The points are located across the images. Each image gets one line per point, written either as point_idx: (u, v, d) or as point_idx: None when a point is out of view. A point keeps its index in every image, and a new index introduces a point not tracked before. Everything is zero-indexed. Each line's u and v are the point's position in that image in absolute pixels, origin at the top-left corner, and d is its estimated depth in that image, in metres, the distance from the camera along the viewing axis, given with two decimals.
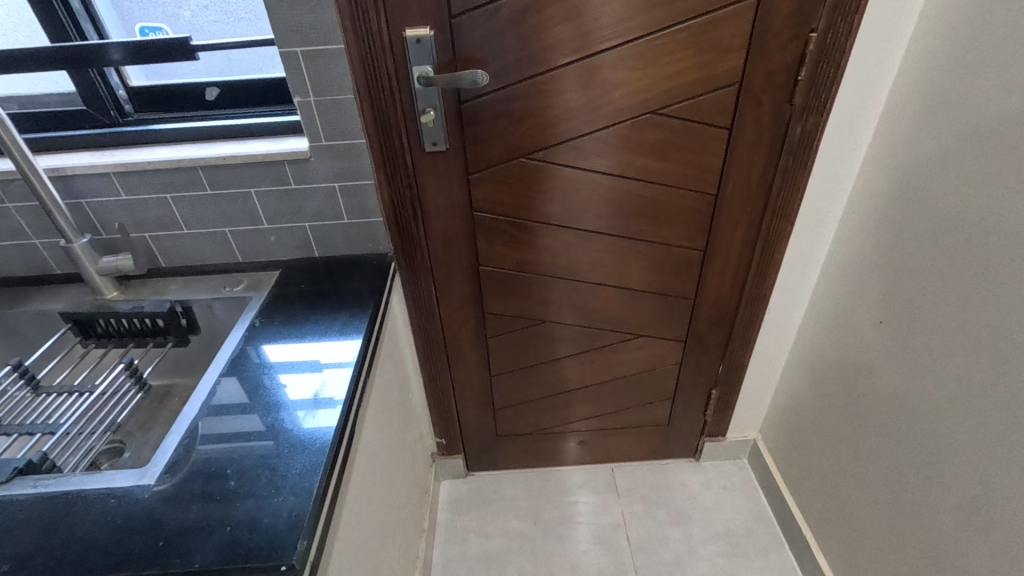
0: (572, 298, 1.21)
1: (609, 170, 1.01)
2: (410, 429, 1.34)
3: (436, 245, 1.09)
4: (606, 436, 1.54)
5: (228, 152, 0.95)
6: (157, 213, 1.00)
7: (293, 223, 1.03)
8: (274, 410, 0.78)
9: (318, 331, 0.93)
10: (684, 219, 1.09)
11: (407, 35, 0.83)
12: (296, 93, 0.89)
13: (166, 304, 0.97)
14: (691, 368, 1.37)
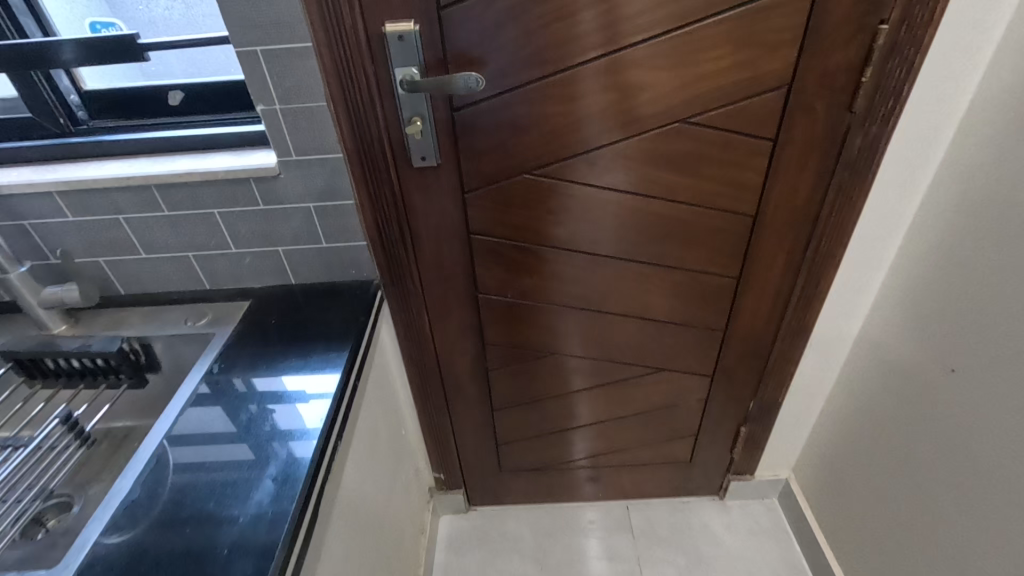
0: (583, 329, 1.06)
1: (628, 187, 0.87)
2: (403, 466, 1.21)
3: (428, 270, 0.95)
4: (621, 472, 1.39)
5: (186, 168, 0.82)
6: (110, 237, 0.88)
7: (265, 247, 0.90)
8: (225, 476, 0.67)
9: (291, 366, 0.83)
10: (717, 244, 0.94)
11: (386, 30, 0.69)
12: (261, 101, 0.76)
13: (117, 342, 0.85)
14: (717, 403, 1.22)
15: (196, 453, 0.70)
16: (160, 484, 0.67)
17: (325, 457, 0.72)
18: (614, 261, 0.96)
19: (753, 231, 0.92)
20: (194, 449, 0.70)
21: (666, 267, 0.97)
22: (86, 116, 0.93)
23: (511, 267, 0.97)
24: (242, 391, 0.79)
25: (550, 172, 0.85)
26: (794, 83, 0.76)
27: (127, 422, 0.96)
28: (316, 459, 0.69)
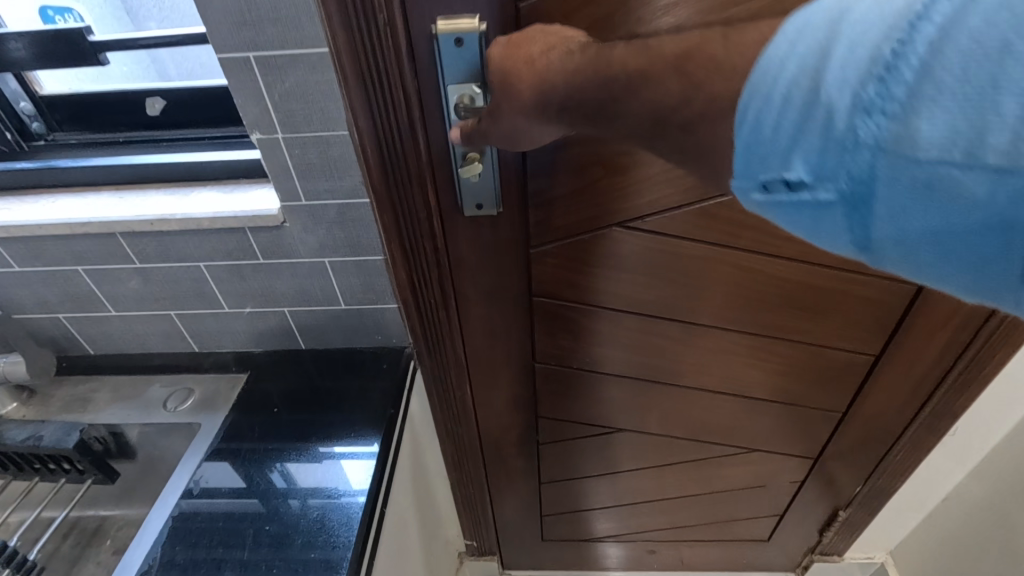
0: (665, 404, 0.85)
1: (753, 246, 0.64)
2: (436, 543, 1.02)
3: (475, 337, 0.74)
4: (683, 546, 1.19)
5: (162, 210, 0.62)
6: (70, 291, 0.68)
7: (267, 307, 0.70)
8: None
9: (322, 415, 0.70)
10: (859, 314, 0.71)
11: (438, 29, 0.46)
12: (255, 128, 0.54)
13: (77, 434, 0.65)
14: (816, 485, 1.00)
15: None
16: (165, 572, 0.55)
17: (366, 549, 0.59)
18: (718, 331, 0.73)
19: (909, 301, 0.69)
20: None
21: (785, 339, 0.74)
22: (43, 128, 0.72)
23: (581, 336, 0.75)
24: (239, 510, 0.60)
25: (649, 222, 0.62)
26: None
27: (115, 509, 0.77)
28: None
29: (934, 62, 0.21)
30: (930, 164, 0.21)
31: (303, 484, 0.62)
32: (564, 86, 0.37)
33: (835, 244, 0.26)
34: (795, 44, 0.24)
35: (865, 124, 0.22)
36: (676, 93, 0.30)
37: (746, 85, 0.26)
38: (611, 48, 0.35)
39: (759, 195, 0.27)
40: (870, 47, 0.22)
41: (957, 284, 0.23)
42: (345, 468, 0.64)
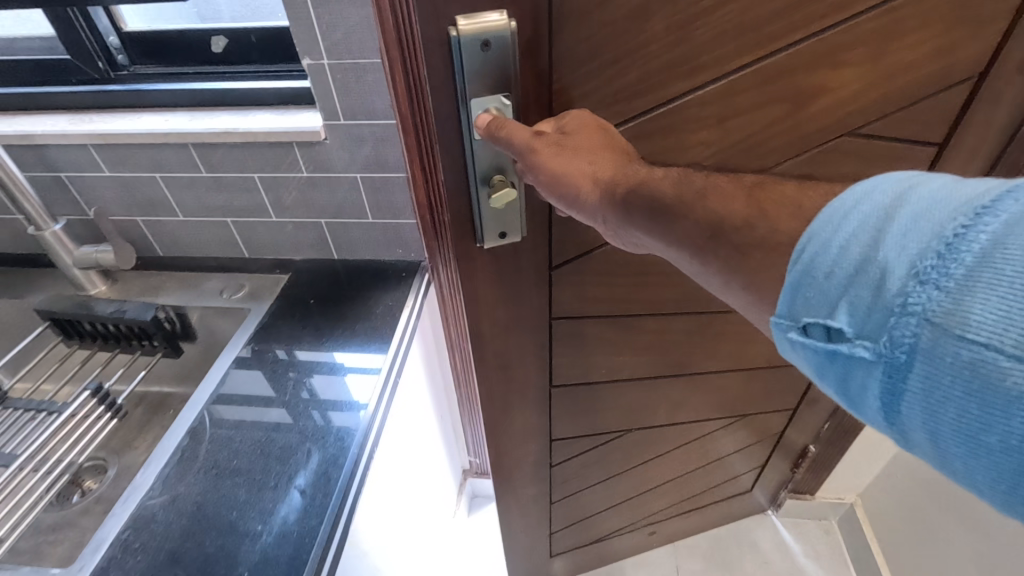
0: (672, 396, 0.91)
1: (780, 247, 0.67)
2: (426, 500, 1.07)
3: (488, 364, 0.72)
4: (680, 519, 1.27)
5: (225, 124, 0.74)
6: (147, 196, 0.82)
7: (307, 217, 0.83)
8: (249, 489, 0.58)
9: (337, 340, 0.76)
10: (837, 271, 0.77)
11: (456, 31, 0.41)
12: (305, 54, 0.66)
13: (152, 310, 0.80)
14: (794, 427, 1.09)
15: (212, 470, 0.60)
16: (197, 463, 0.61)
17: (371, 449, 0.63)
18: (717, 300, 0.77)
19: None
20: (207, 463, 0.60)
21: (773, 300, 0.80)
22: (127, 61, 0.85)
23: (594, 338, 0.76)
24: (267, 421, 0.65)
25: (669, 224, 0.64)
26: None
27: (171, 387, 0.92)
28: (348, 469, 0.59)
29: (992, 253, 0.23)
30: (979, 345, 0.22)
31: (324, 398, 0.68)
32: (646, 194, 0.41)
33: (869, 408, 0.28)
34: (860, 205, 0.27)
35: (917, 290, 0.24)
36: (746, 213, 0.34)
37: (809, 230, 0.29)
38: (695, 174, 0.40)
39: (794, 339, 0.29)
40: (936, 225, 0.25)
41: (985, 486, 0.24)
42: (346, 382, 0.70)
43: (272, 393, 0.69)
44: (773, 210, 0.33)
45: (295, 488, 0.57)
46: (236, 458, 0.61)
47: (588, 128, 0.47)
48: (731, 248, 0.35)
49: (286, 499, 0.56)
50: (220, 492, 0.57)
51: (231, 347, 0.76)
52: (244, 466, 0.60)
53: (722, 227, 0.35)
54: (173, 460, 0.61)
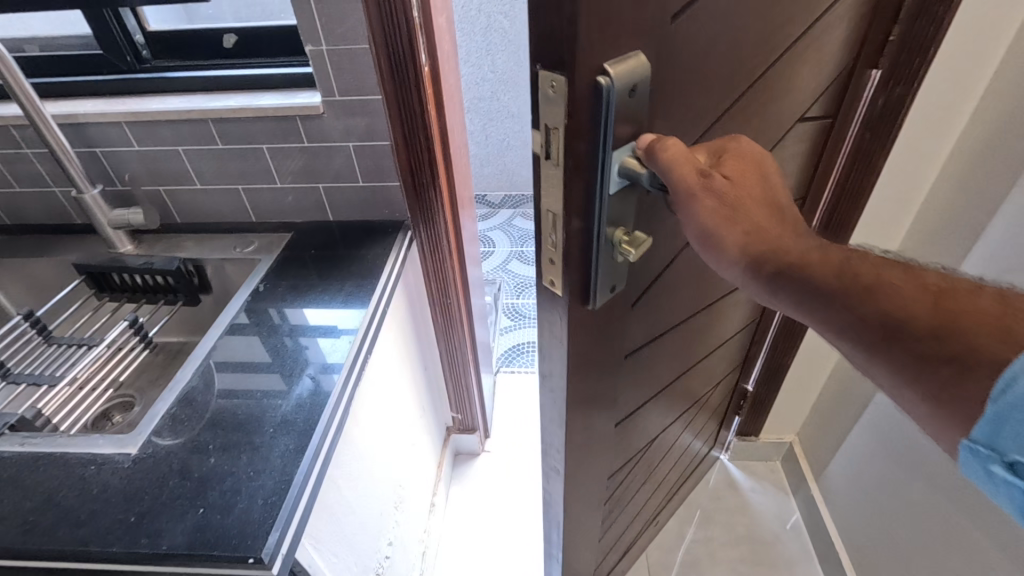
0: (683, 390, 0.95)
1: None
2: (405, 465, 1.15)
3: (575, 424, 0.64)
4: (671, 501, 1.33)
5: (239, 103, 0.90)
6: (170, 167, 0.97)
7: (308, 184, 0.98)
8: (267, 382, 0.73)
9: (323, 301, 0.88)
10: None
11: (609, 77, 0.38)
12: (308, 42, 0.82)
13: (176, 262, 0.94)
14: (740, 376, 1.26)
15: (234, 373, 0.74)
16: (214, 380, 0.74)
17: (347, 391, 0.74)
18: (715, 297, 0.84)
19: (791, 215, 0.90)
20: (230, 366, 0.76)
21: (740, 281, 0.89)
22: (150, 56, 1.00)
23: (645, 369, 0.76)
24: (265, 385, 0.73)
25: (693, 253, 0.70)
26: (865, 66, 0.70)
27: (182, 337, 1.02)
28: (343, 367, 0.76)
29: None
30: None
31: (311, 357, 0.77)
32: (802, 279, 0.45)
33: None
34: None
35: None
36: (933, 326, 0.38)
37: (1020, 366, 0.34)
38: (854, 261, 0.44)
39: (998, 473, 0.35)
40: None
41: None
42: (317, 344, 0.80)
43: (273, 350, 0.79)
44: (970, 326, 0.37)
45: (307, 376, 0.74)
46: (252, 364, 0.76)
47: (744, 168, 0.49)
48: (910, 345, 0.40)
49: (299, 384, 0.73)
50: (246, 383, 0.73)
51: (245, 287, 0.91)
52: (260, 384, 0.73)
53: (900, 328, 0.40)
54: (189, 388, 0.72)
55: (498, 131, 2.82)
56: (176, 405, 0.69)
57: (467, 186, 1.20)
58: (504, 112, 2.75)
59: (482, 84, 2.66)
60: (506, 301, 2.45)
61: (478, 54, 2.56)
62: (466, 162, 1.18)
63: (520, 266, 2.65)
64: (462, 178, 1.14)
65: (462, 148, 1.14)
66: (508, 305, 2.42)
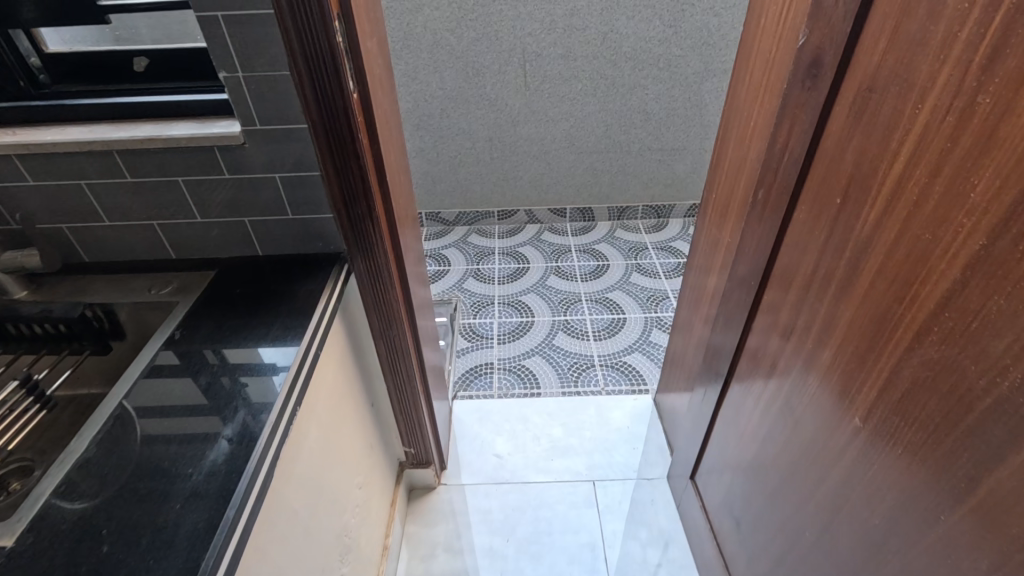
0: (812, 469, 0.81)
1: (847, 275, 0.70)
2: (352, 512, 1.08)
3: None
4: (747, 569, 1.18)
5: (148, 132, 0.82)
6: (73, 204, 0.87)
7: (231, 217, 0.91)
8: (193, 424, 0.68)
9: (251, 345, 0.80)
10: (786, 270, 0.84)
11: None
12: (222, 68, 0.76)
13: (79, 308, 0.86)
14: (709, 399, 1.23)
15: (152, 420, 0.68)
16: (120, 443, 0.65)
17: (274, 446, 0.69)
18: (839, 364, 0.72)
19: (776, 247, 0.86)
20: (149, 413, 0.69)
21: (804, 330, 0.80)
22: (48, 81, 0.90)
23: (936, 503, 0.58)
24: (186, 446, 0.65)
25: (922, 352, 0.58)
26: (833, 97, 0.70)
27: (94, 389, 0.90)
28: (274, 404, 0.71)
29: None
30: None
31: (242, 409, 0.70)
32: None
33: None
34: None
35: None
36: None
37: None
38: None
39: None
40: None
41: None
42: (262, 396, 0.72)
43: (195, 403, 0.71)
44: None
45: (235, 414, 0.70)
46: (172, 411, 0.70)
47: None
48: None
49: (233, 420, 0.69)
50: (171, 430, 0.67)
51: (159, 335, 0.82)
52: (180, 444, 0.65)
53: None
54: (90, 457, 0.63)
55: (450, 148, 2.77)
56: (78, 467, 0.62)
57: (408, 204, 1.16)
58: (455, 129, 2.71)
59: (432, 100, 2.61)
60: (462, 321, 2.39)
61: (427, 71, 2.52)
62: (406, 182, 1.14)
63: (476, 285, 2.61)
64: (403, 202, 1.10)
65: (401, 170, 1.10)
66: (465, 326, 2.37)
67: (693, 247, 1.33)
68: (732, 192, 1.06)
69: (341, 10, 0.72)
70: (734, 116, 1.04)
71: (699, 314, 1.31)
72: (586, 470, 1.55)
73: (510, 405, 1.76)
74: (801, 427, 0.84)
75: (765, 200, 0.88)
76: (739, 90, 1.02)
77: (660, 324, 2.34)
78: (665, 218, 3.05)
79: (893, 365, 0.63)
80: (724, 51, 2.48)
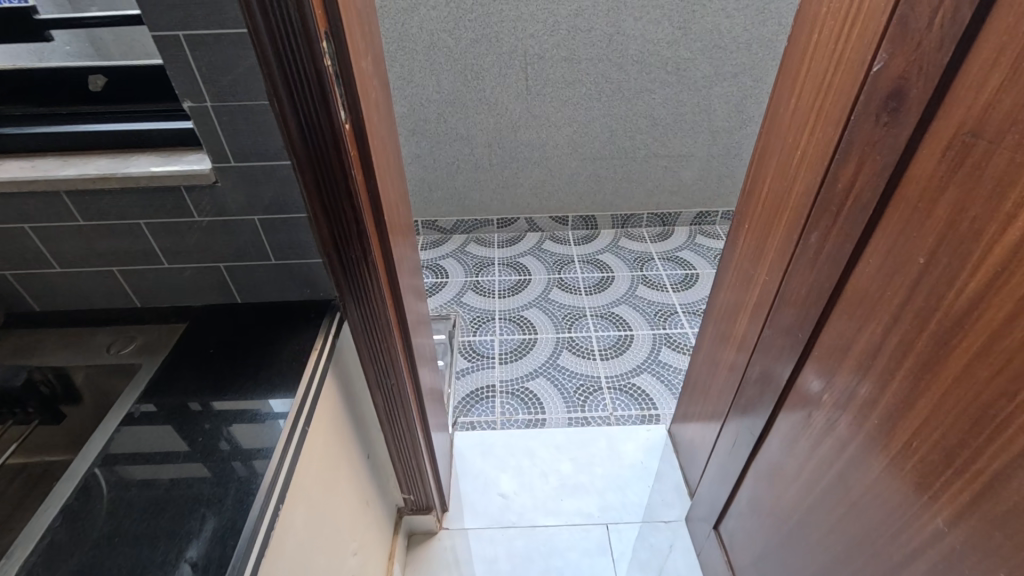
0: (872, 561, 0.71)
1: (932, 350, 0.59)
2: None
3: None
4: None
5: (102, 168, 0.69)
6: (17, 249, 0.75)
7: (205, 263, 0.78)
8: (184, 472, 0.65)
9: (222, 429, 0.70)
10: (845, 327, 0.74)
11: None
12: (186, 97, 0.63)
13: (23, 372, 0.74)
14: (739, 448, 1.12)
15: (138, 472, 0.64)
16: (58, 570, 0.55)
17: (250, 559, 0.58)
18: (917, 453, 0.62)
19: (833, 301, 0.76)
20: (132, 464, 0.65)
21: (868, 403, 0.69)
22: None
23: None
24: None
25: None
26: (917, 137, 0.59)
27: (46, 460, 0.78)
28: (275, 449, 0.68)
29: None
30: None
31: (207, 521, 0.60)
32: None
33: None
34: None
35: None
36: None
37: None
38: None
39: None
40: None
41: None
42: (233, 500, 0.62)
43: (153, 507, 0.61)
44: None
45: (229, 462, 0.66)
46: (159, 460, 0.66)
47: None
48: None
49: (229, 469, 0.65)
50: (161, 481, 0.63)
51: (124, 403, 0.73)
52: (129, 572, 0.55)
53: None
54: None
55: (447, 153, 2.64)
56: (42, 554, 0.56)
57: (406, 238, 1.04)
58: (452, 134, 2.58)
59: (428, 104, 2.48)
60: (461, 339, 2.28)
61: (423, 74, 2.38)
62: (404, 214, 1.03)
63: (475, 298, 2.50)
64: (401, 237, 0.98)
65: (399, 200, 0.98)
66: (464, 343, 2.26)
67: (720, 277, 1.22)
68: (771, 228, 0.95)
69: (329, 28, 0.60)
70: (774, 141, 0.93)
71: (727, 352, 1.21)
72: (599, 511, 1.44)
73: (514, 436, 1.65)
74: (860, 510, 0.73)
75: (820, 247, 0.78)
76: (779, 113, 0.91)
77: (669, 342, 2.24)
78: (671, 226, 2.94)
79: (997, 469, 0.52)
80: (736, 54, 2.36)
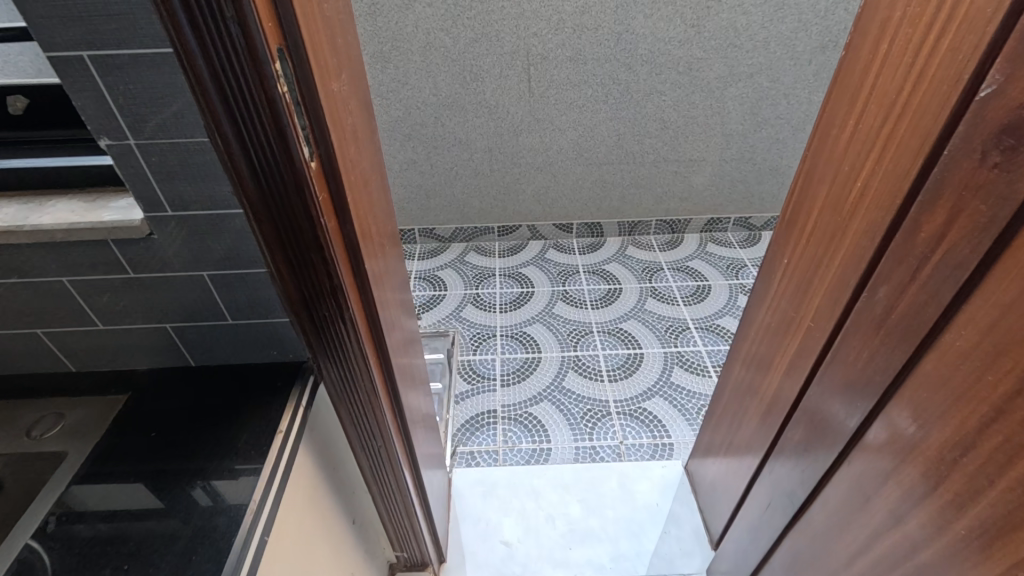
0: None
1: None
2: None
3: None
4: None
5: (13, 217, 0.56)
6: None
7: (147, 324, 0.65)
8: (157, 529, 0.58)
9: (160, 540, 0.57)
10: (922, 405, 0.60)
11: None
12: (102, 133, 0.50)
13: None
14: (776, 513, 0.99)
15: (108, 530, 0.57)
16: None
17: None
18: None
19: (906, 370, 0.62)
20: (100, 521, 0.58)
21: (951, 506, 0.57)
22: None
23: None
24: None
25: None
26: None
27: None
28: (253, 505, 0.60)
29: None
30: None
31: None
32: None
33: None
34: None
35: None
36: None
37: None
38: None
39: None
40: None
41: None
42: None
43: None
44: None
45: (211, 518, 0.59)
46: (127, 517, 0.59)
47: None
48: None
49: (210, 524, 0.58)
50: (132, 539, 0.57)
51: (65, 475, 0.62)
52: None
53: None
54: None
55: (445, 159, 2.50)
56: None
57: (397, 279, 0.91)
58: (450, 139, 2.44)
59: (425, 107, 2.34)
60: (460, 358, 2.15)
61: (418, 75, 2.24)
62: (394, 251, 0.90)
63: (475, 313, 2.36)
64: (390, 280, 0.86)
65: (387, 237, 0.85)
66: (464, 363, 2.13)
67: (750, 313, 1.09)
68: (817, 271, 0.82)
69: (284, 44, 0.47)
70: (821, 166, 0.80)
71: (757, 398, 1.08)
72: (611, 563, 1.32)
73: (517, 473, 1.53)
74: None
75: (888, 305, 0.65)
76: (827, 136, 0.79)
77: (681, 362, 2.11)
78: (681, 233, 2.80)
79: None
80: (752, 53, 2.22)
